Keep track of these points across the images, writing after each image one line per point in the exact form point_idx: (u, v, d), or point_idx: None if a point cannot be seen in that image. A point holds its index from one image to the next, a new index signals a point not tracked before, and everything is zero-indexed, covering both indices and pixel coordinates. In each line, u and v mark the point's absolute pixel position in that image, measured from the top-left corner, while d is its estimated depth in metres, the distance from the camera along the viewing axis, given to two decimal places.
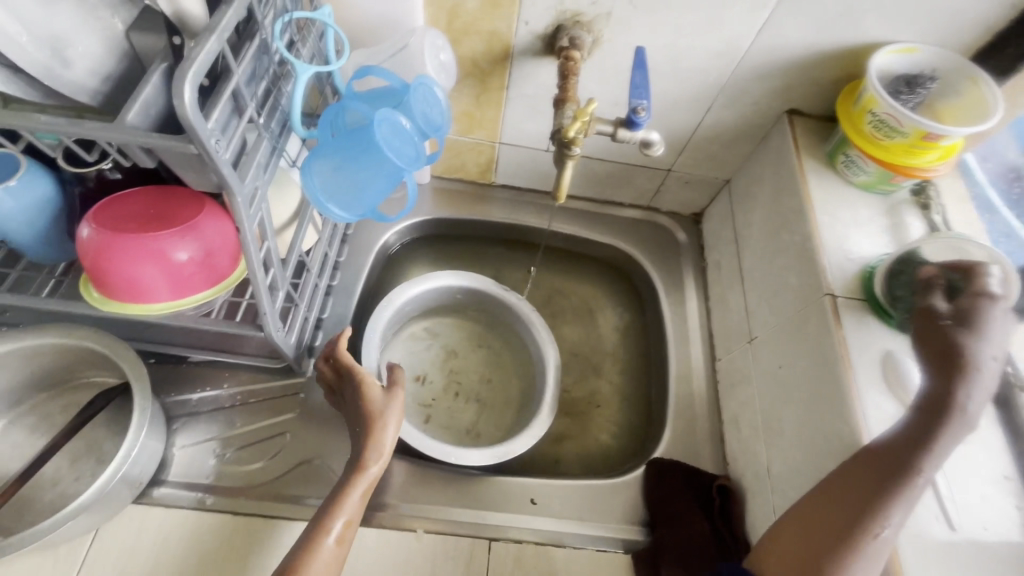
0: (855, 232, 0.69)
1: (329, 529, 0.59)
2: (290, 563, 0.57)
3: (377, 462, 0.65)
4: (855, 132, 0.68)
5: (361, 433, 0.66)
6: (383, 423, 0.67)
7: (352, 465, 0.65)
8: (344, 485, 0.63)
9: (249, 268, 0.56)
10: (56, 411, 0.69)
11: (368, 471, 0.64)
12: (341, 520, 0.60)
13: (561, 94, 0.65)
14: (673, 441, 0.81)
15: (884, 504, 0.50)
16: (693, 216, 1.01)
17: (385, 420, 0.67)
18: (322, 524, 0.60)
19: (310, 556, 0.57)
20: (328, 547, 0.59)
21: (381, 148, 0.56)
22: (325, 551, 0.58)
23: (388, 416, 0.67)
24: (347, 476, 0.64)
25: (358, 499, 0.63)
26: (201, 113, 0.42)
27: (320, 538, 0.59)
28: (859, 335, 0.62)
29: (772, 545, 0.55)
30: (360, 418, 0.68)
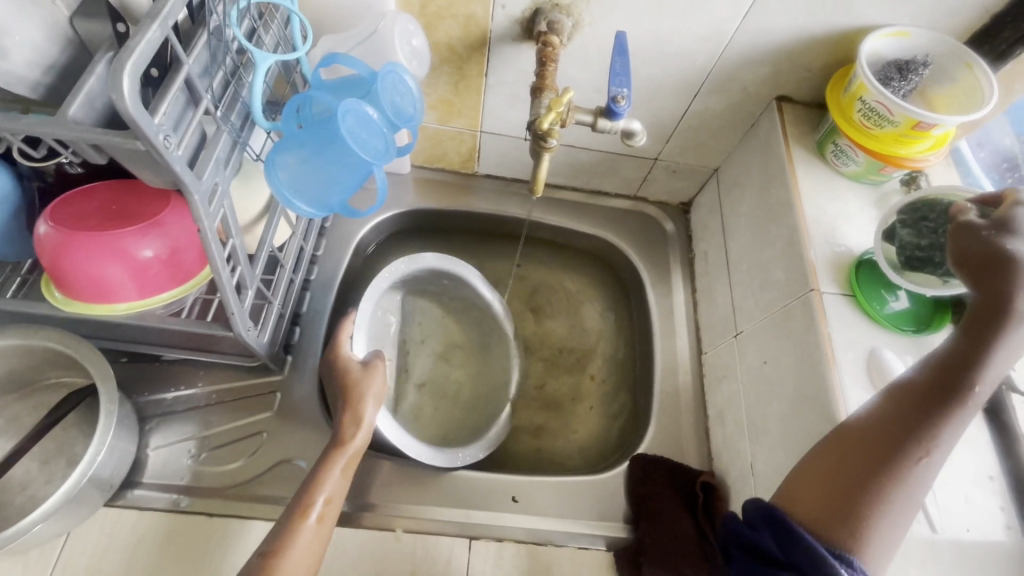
0: (844, 223, 0.67)
1: (311, 505, 0.60)
2: (274, 539, 0.57)
3: (358, 435, 0.65)
4: (845, 121, 0.66)
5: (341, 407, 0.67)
6: (362, 396, 0.67)
7: (332, 440, 0.65)
8: (324, 461, 0.63)
9: (212, 267, 0.54)
10: (24, 413, 0.68)
11: (348, 443, 0.64)
12: (323, 495, 0.61)
13: (538, 82, 0.63)
14: (657, 436, 0.80)
15: (924, 440, 0.48)
16: (681, 206, 0.99)
17: (364, 394, 0.68)
18: (304, 500, 0.60)
19: (293, 532, 0.57)
20: (311, 524, 0.59)
21: (347, 140, 0.53)
22: (308, 526, 0.58)
23: (367, 387, 0.68)
24: (327, 451, 0.64)
25: (340, 474, 0.63)
26: (144, 108, 0.40)
27: (303, 514, 0.59)
28: (844, 331, 0.60)
29: (800, 482, 0.50)
30: (340, 392, 0.69)
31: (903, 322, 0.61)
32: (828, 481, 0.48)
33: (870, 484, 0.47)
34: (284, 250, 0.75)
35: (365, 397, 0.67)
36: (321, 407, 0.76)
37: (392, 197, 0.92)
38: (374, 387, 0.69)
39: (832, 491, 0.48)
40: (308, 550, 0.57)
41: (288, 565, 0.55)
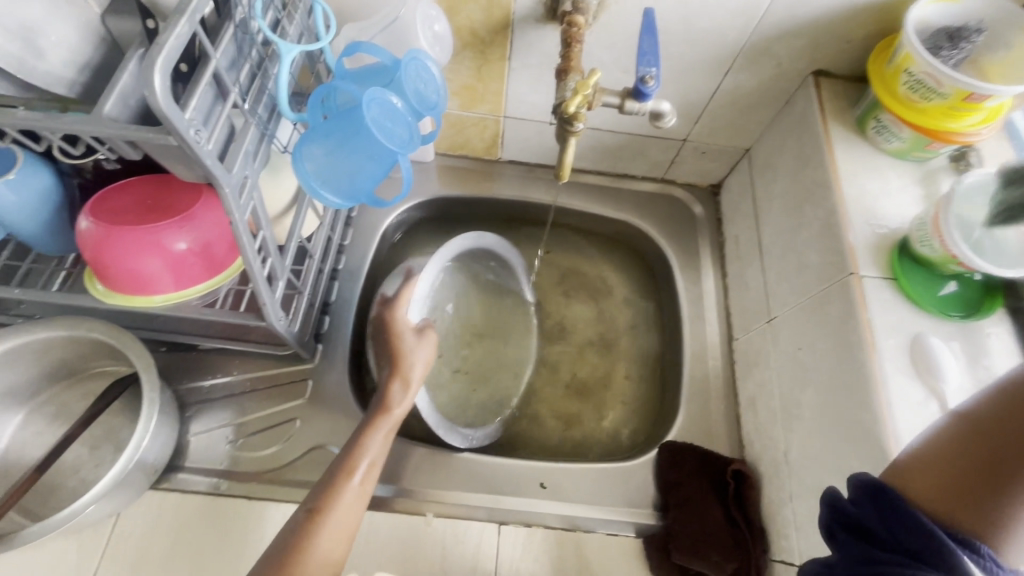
0: (887, 202, 0.64)
1: (356, 466, 0.61)
2: (320, 496, 0.58)
3: (403, 400, 0.66)
4: (888, 94, 0.62)
5: (387, 372, 0.68)
6: (409, 363, 0.68)
7: (378, 404, 0.66)
8: (369, 425, 0.64)
9: (244, 258, 0.55)
10: (73, 401, 0.71)
11: (393, 408, 0.65)
12: (367, 458, 0.62)
13: (563, 64, 0.61)
14: (687, 423, 0.79)
15: None
16: (711, 188, 0.96)
17: (413, 362, 0.68)
18: (349, 461, 0.61)
19: (339, 490, 0.59)
20: (354, 485, 0.60)
21: (372, 130, 0.53)
22: (352, 487, 0.60)
23: (416, 355, 0.69)
24: (372, 415, 0.65)
25: (382, 438, 0.64)
26: (176, 104, 0.40)
27: (347, 475, 0.60)
28: (887, 316, 0.58)
29: (922, 459, 0.39)
30: (388, 356, 0.69)
31: (949, 307, 0.58)
32: (968, 461, 0.37)
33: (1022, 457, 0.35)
34: (313, 240, 0.76)
35: (412, 364, 0.68)
36: (351, 393, 0.78)
37: (417, 186, 0.92)
38: (421, 355, 0.69)
39: (969, 472, 0.36)
40: (351, 509, 0.59)
41: (333, 523, 0.57)
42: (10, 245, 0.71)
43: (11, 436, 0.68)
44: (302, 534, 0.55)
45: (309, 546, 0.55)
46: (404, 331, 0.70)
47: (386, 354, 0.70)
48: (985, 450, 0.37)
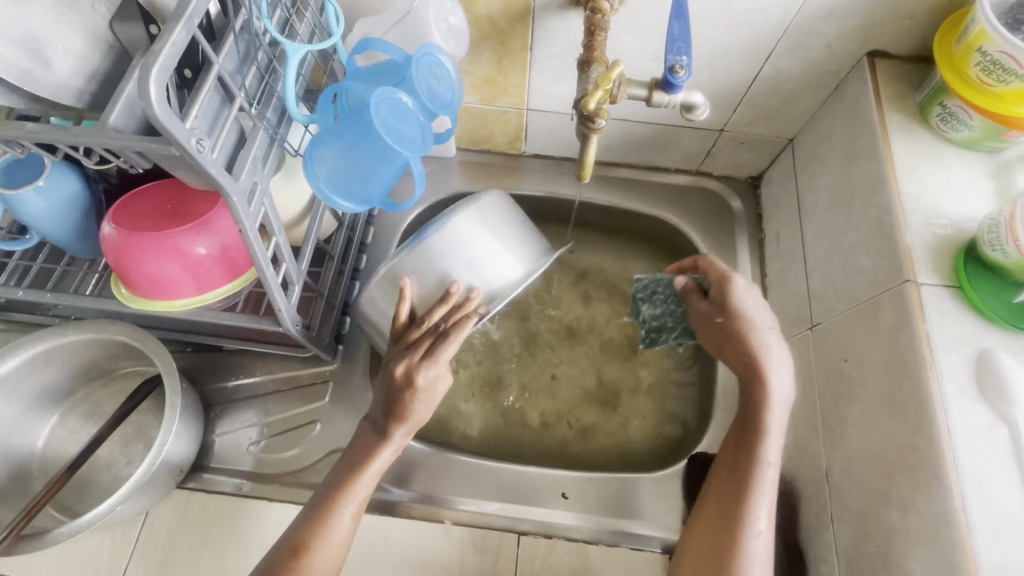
0: (952, 199, 0.57)
1: (343, 508, 0.59)
2: (304, 538, 0.56)
3: (396, 441, 0.61)
4: (956, 77, 0.55)
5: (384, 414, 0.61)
6: (413, 410, 0.60)
7: (371, 443, 0.61)
8: (360, 466, 0.60)
9: (256, 266, 0.54)
10: (106, 399, 0.73)
11: (385, 452, 0.61)
12: (355, 501, 0.59)
13: (586, 55, 0.57)
14: (718, 433, 0.75)
15: (748, 478, 0.54)
16: (750, 180, 0.90)
17: (414, 414, 0.60)
18: (336, 502, 0.59)
19: (323, 535, 0.57)
20: (342, 529, 0.58)
21: (381, 133, 0.51)
22: (337, 530, 0.58)
23: (417, 406, 0.60)
24: (363, 454, 0.61)
25: (371, 481, 0.61)
26: (174, 114, 0.39)
27: (335, 517, 0.58)
28: (951, 329, 0.51)
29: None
30: (386, 398, 0.60)
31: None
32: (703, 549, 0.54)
33: (729, 536, 0.52)
34: (332, 241, 0.75)
35: (417, 413, 0.60)
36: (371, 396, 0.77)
37: (439, 182, 0.90)
38: (425, 408, 0.60)
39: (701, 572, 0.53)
40: (335, 551, 0.57)
41: (316, 569, 0.56)
42: (46, 248, 0.73)
43: (50, 434, 0.70)
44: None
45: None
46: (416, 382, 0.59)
47: (387, 396, 0.60)
48: (708, 539, 0.54)
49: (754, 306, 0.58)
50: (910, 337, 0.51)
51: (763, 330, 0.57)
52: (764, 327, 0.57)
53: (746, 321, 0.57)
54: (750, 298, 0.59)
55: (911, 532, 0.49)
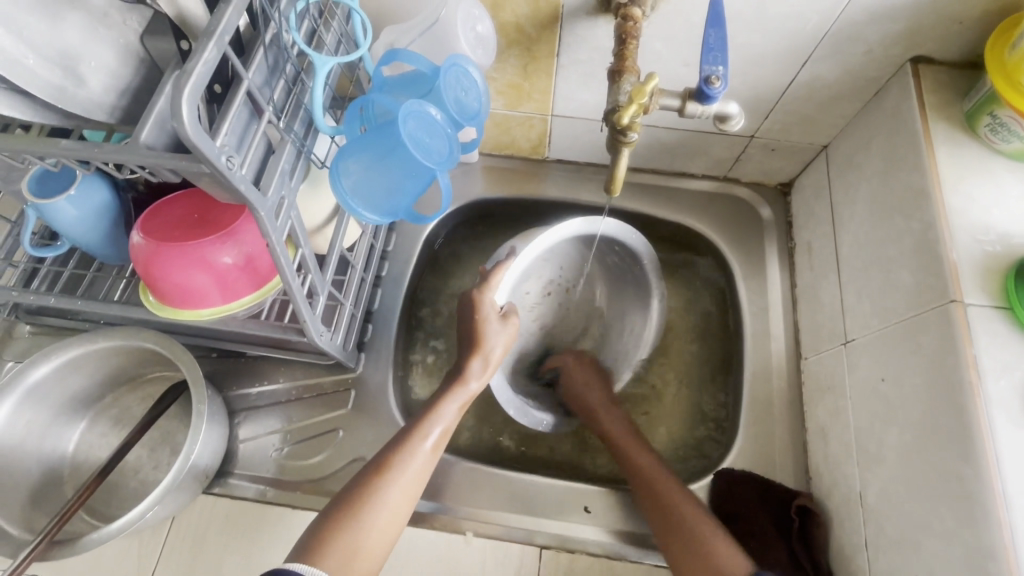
0: (1003, 214, 0.54)
1: (428, 432, 0.64)
2: (392, 454, 0.62)
3: (476, 374, 0.69)
4: (1009, 86, 0.52)
5: (466, 347, 0.70)
6: (488, 344, 0.70)
7: (454, 378, 0.69)
8: (445, 395, 0.67)
9: (282, 278, 0.53)
10: (133, 404, 0.74)
11: (469, 385, 0.68)
12: (439, 427, 0.65)
13: (616, 65, 0.55)
14: (745, 449, 0.73)
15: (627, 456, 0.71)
16: (780, 187, 0.87)
17: (493, 345, 0.70)
18: (422, 426, 0.65)
19: (410, 451, 0.62)
20: (425, 449, 0.63)
21: (408, 146, 0.50)
22: (422, 452, 0.63)
23: (496, 335, 0.70)
24: (448, 387, 0.68)
25: (454, 412, 0.67)
26: (205, 132, 0.39)
27: (419, 439, 0.64)
28: (999, 353, 0.49)
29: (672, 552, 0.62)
30: (466, 333, 0.71)
31: None
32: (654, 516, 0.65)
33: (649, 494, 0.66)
34: (355, 249, 0.75)
35: (491, 345, 0.70)
36: (393, 404, 0.77)
37: (460, 188, 0.89)
38: (501, 338, 0.71)
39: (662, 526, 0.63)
40: (417, 474, 0.62)
41: (397, 484, 0.60)
42: (76, 254, 0.74)
43: (80, 438, 0.72)
44: (370, 486, 0.59)
45: (378, 500, 0.59)
46: (489, 315, 0.71)
47: (467, 331, 0.71)
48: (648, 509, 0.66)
49: (581, 382, 0.77)
50: (956, 360, 0.49)
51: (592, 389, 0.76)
52: (591, 378, 0.78)
53: (591, 393, 0.76)
54: (586, 377, 0.78)
55: (954, 562, 0.47)
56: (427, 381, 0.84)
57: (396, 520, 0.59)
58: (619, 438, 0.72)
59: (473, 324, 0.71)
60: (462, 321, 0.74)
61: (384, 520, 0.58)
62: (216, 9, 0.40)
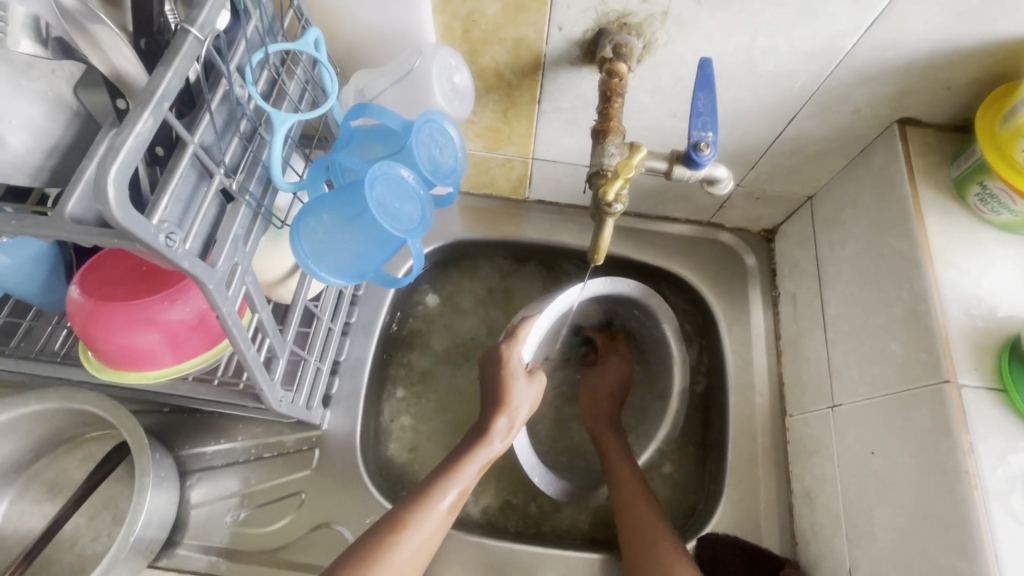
0: (991, 288, 0.53)
1: (447, 492, 0.59)
2: (406, 512, 0.57)
3: (501, 426, 0.65)
4: (999, 158, 0.51)
5: (490, 405, 0.67)
6: (513, 402, 0.66)
7: (478, 435, 0.65)
8: (467, 454, 0.63)
9: (235, 346, 0.48)
10: (74, 465, 0.68)
11: (492, 446, 0.64)
12: (458, 487, 0.60)
13: (601, 123, 0.52)
14: (730, 513, 0.70)
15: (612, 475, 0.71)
16: (763, 233, 0.85)
17: (518, 402, 0.66)
18: (439, 487, 0.60)
19: (427, 509, 0.58)
20: (442, 511, 0.59)
21: (376, 212, 0.46)
22: (438, 514, 0.58)
23: (526, 395, 0.67)
24: (471, 445, 0.64)
25: (475, 473, 0.62)
26: (138, 210, 0.34)
27: (437, 499, 0.59)
28: (992, 438, 0.47)
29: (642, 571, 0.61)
30: (491, 388, 0.68)
31: None
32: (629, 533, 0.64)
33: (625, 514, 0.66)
34: (321, 299, 0.70)
35: (518, 402, 0.66)
36: (361, 462, 0.72)
37: (436, 229, 0.85)
38: (527, 394, 0.67)
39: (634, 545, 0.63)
40: (429, 538, 0.57)
41: (413, 544, 0.56)
42: (11, 302, 0.68)
43: (10, 506, 0.66)
44: (378, 547, 0.54)
45: (385, 563, 0.54)
46: (515, 371, 0.67)
47: (493, 387, 0.67)
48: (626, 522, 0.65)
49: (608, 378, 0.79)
50: (952, 445, 0.47)
51: (614, 394, 0.78)
52: (614, 373, 0.79)
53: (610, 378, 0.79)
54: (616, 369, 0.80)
55: None
56: (397, 435, 0.80)
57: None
58: (610, 451, 0.73)
59: (499, 375, 0.67)
60: (484, 376, 0.70)
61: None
62: (154, 72, 0.35)
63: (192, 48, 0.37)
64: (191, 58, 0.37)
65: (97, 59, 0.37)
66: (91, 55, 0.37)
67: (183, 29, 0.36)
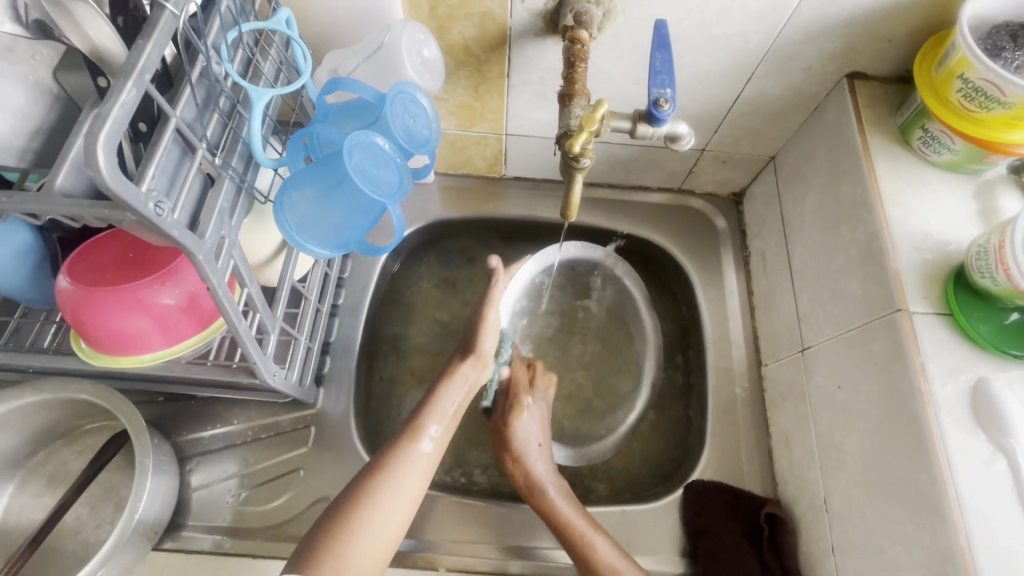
0: (938, 224, 0.57)
1: (421, 435, 0.62)
2: (383, 458, 0.60)
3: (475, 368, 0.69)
4: (937, 101, 0.55)
5: (460, 349, 0.70)
6: (483, 344, 0.70)
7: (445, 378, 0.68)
8: (437, 395, 0.66)
9: (227, 320, 0.50)
10: (73, 457, 0.70)
11: (459, 381, 0.67)
12: (435, 426, 0.63)
13: (566, 88, 0.55)
14: (713, 461, 0.73)
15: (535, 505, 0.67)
16: (732, 197, 0.89)
17: (485, 345, 0.70)
18: (414, 429, 0.62)
19: (407, 449, 0.61)
20: (419, 451, 0.61)
21: (355, 178, 0.48)
22: (417, 456, 0.60)
23: (490, 332, 0.70)
24: (439, 387, 0.67)
25: (449, 412, 0.65)
26: (127, 178, 0.36)
27: (414, 441, 0.61)
28: (942, 359, 0.51)
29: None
30: (460, 332, 0.71)
31: (1010, 345, 0.51)
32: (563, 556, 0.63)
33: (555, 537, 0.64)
34: (308, 280, 0.72)
35: (485, 344, 0.70)
36: (358, 437, 0.74)
37: (417, 209, 0.87)
38: (495, 340, 0.71)
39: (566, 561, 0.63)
40: (410, 481, 0.59)
41: (393, 491, 0.58)
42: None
43: (12, 499, 0.67)
44: (364, 490, 0.57)
45: (369, 506, 0.56)
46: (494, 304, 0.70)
47: (464, 330, 0.71)
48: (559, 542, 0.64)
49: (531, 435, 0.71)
50: (906, 368, 0.51)
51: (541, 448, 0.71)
52: (533, 406, 0.74)
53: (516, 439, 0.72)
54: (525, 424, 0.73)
55: (918, 567, 0.48)
56: (390, 412, 0.82)
57: (388, 532, 0.57)
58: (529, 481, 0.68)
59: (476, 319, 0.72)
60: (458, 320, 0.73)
61: (377, 526, 0.56)
62: (135, 46, 0.37)
63: (168, 24, 0.38)
64: (168, 33, 0.38)
65: (78, 39, 0.38)
66: (69, 32, 0.38)
67: (159, 5, 0.38)
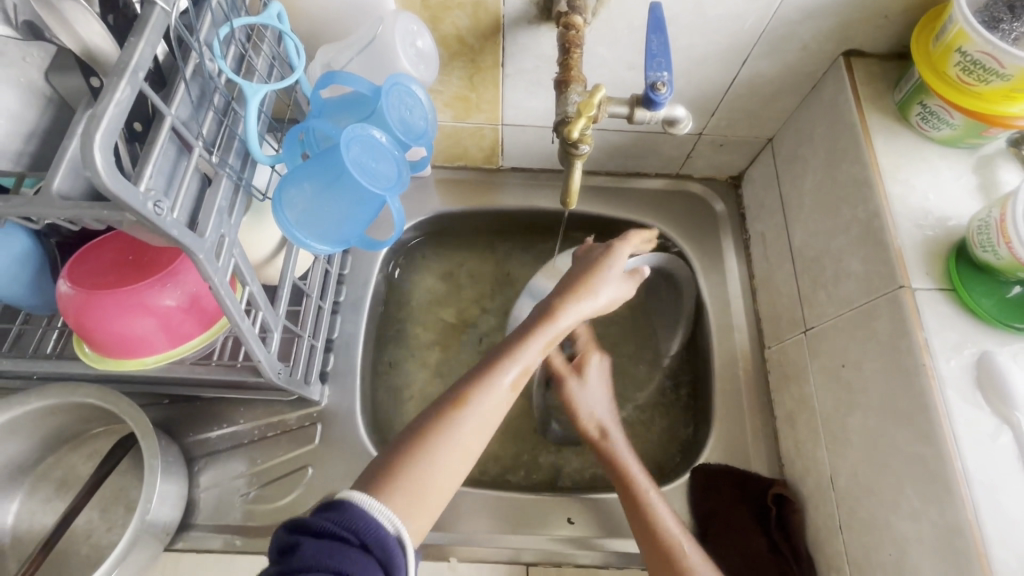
0: (938, 198, 0.57)
1: (511, 366, 0.55)
2: (468, 385, 0.54)
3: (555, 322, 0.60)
4: (935, 75, 0.55)
5: (570, 290, 0.62)
6: (597, 293, 0.62)
7: (545, 313, 0.60)
8: (536, 327, 0.58)
9: (231, 320, 0.50)
10: (80, 461, 0.70)
11: (562, 322, 0.59)
12: (525, 367, 0.56)
13: (562, 74, 0.55)
14: (719, 444, 0.74)
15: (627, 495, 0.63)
16: (730, 180, 0.88)
17: (597, 290, 0.62)
18: (503, 362, 0.55)
19: (491, 383, 0.54)
20: (505, 387, 0.55)
21: (355, 171, 0.48)
22: (502, 387, 0.54)
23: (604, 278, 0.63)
24: (536, 321, 0.59)
25: (542, 349, 0.58)
26: (125, 177, 0.35)
27: (501, 372, 0.55)
28: (945, 333, 0.51)
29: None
30: (574, 276, 0.64)
31: (1013, 318, 0.51)
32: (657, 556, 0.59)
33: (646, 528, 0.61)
34: (309, 278, 0.72)
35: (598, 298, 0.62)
36: (364, 432, 0.74)
37: (414, 203, 0.86)
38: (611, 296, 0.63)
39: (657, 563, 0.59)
40: (490, 412, 0.53)
41: (470, 422, 0.52)
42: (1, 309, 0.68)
43: (22, 505, 0.67)
44: (439, 422, 0.51)
45: (446, 438, 0.51)
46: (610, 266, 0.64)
47: (577, 276, 0.64)
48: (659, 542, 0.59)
49: (597, 384, 0.72)
50: (910, 344, 0.51)
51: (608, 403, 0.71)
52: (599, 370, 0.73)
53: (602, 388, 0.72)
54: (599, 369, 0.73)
55: (928, 542, 0.49)
56: (396, 406, 0.82)
57: (460, 467, 0.51)
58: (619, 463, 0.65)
59: (585, 267, 0.65)
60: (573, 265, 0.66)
61: (450, 461, 0.50)
62: (127, 44, 0.36)
63: (160, 21, 0.38)
64: (160, 29, 0.38)
65: (67, 38, 0.38)
66: (59, 32, 0.38)
67: (150, 3, 0.38)
